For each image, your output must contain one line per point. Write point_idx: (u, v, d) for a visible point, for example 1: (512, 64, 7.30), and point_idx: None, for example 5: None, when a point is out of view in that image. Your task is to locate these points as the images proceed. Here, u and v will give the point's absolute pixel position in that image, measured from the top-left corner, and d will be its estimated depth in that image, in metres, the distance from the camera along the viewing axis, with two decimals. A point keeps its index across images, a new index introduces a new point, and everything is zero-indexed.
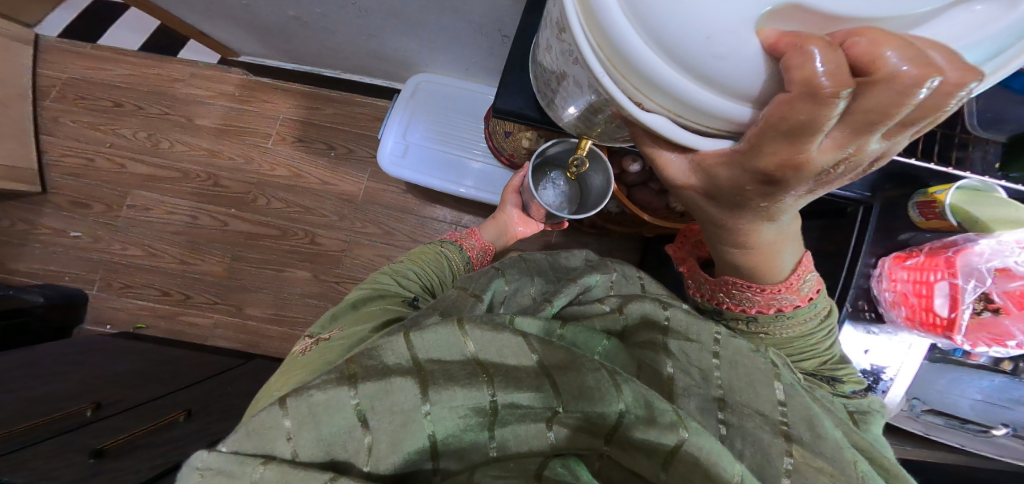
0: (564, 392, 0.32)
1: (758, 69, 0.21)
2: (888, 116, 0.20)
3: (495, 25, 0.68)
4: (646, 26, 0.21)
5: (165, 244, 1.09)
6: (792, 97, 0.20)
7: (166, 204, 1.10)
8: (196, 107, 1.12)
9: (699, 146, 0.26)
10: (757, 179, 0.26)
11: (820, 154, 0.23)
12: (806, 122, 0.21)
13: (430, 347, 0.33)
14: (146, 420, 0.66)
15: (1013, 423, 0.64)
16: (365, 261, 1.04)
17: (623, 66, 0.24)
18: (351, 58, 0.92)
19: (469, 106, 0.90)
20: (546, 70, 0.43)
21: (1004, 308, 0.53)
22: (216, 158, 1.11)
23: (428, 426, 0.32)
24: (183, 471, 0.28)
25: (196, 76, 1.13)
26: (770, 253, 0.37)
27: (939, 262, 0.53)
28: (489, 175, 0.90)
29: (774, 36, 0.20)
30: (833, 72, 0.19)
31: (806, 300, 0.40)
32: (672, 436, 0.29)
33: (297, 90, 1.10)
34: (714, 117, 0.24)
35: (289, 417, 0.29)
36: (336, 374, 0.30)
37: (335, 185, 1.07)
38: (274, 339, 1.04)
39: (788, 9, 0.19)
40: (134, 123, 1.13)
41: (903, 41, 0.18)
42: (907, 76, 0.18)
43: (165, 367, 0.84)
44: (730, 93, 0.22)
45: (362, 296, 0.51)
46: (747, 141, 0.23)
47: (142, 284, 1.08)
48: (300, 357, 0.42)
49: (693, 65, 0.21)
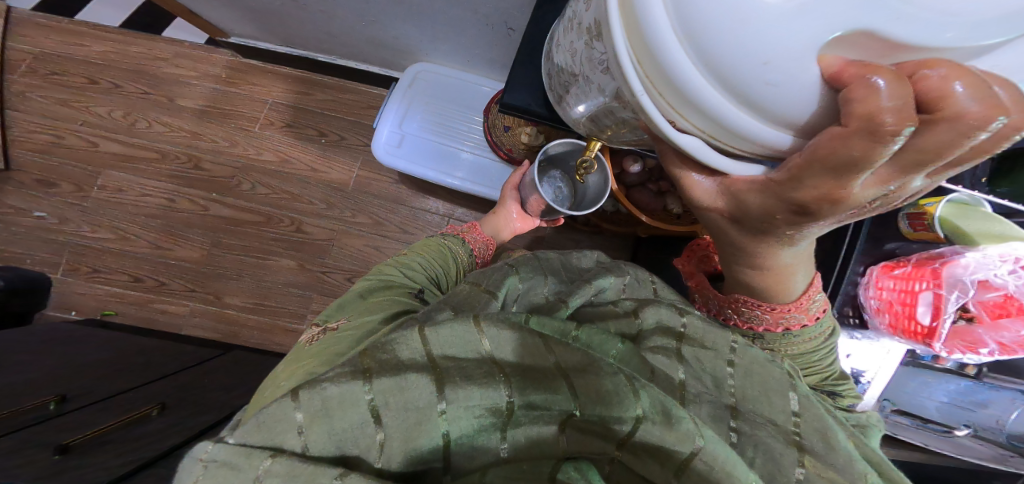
0: (581, 395, 0.32)
1: (815, 96, 0.20)
2: (938, 155, 0.21)
3: (501, 18, 0.66)
4: (699, 46, 0.20)
5: (140, 228, 1.04)
6: (849, 132, 0.20)
7: (142, 186, 1.04)
8: (176, 85, 1.06)
9: (729, 170, 0.28)
10: (789, 208, 0.27)
11: (864, 189, 0.24)
12: (857, 159, 0.21)
13: (443, 344, 0.32)
14: (116, 414, 0.63)
15: (974, 424, 0.67)
16: (353, 252, 1.01)
17: (664, 85, 0.23)
18: (347, 43, 0.89)
19: (467, 97, 0.88)
20: (563, 71, 0.42)
21: (977, 317, 0.55)
22: (196, 140, 1.05)
23: (442, 425, 0.31)
24: (186, 463, 0.28)
25: (178, 54, 1.07)
26: (783, 274, 0.38)
27: (925, 272, 0.54)
28: (484, 167, 0.88)
29: (837, 64, 0.20)
30: (899, 110, 0.19)
31: (814, 319, 0.41)
32: (687, 445, 0.29)
33: (287, 73, 1.06)
34: (756, 143, 0.24)
35: (300, 410, 0.28)
36: (349, 368, 0.30)
37: (324, 172, 1.03)
38: (255, 330, 1.01)
39: (856, 35, 0.19)
40: (107, 99, 1.06)
41: (973, 77, 0.19)
42: (974, 116, 0.19)
43: (138, 359, 0.80)
44: (776, 120, 0.22)
45: (367, 287, 0.50)
46: (789, 171, 0.24)
47: (114, 269, 1.03)
48: (308, 346, 0.41)
49: (744, 89, 0.21)
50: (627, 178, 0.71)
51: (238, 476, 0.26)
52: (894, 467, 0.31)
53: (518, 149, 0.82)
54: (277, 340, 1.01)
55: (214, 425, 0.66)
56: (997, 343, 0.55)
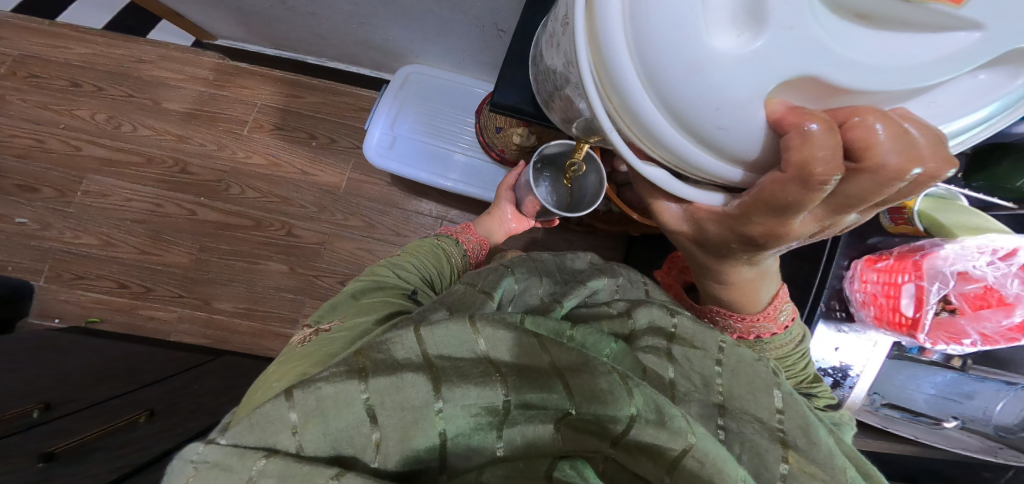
0: (576, 394, 0.32)
1: (759, 136, 0.22)
2: (863, 200, 0.22)
3: (492, 20, 0.67)
4: (658, 91, 0.22)
5: (126, 233, 1.02)
6: (786, 179, 0.22)
7: (128, 190, 1.03)
8: (163, 89, 1.05)
9: (692, 197, 0.29)
10: (740, 239, 0.29)
11: (802, 226, 0.25)
12: (794, 202, 0.22)
13: (439, 342, 0.32)
14: (105, 420, 0.62)
15: (962, 416, 0.69)
16: (346, 255, 1.01)
17: (630, 120, 0.25)
18: (338, 45, 0.88)
19: (457, 99, 0.88)
20: (547, 75, 0.43)
21: (959, 308, 0.56)
22: (184, 143, 1.04)
23: (439, 423, 0.31)
24: (174, 464, 0.27)
25: (165, 57, 1.06)
26: (749, 287, 0.39)
27: (908, 265, 0.56)
28: (475, 169, 0.88)
29: (780, 110, 0.21)
30: (828, 157, 0.20)
31: (783, 328, 0.42)
32: (678, 441, 0.29)
33: (277, 76, 1.05)
34: (708, 175, 0.25)
35: (295, 410, 0.28)
36: (344, 367, 0.30)
37: (315, 175, 1.03)
38: (246, 335, 1.00)
39: (799, 80, 0.20)
40: (92, 104, 1.05)
41: (897, 127, 0.20)
42: (890, 168, 0.20)
43: (127, 366, 0.79)
44: (729, 159, 0.24)
45: (361, 287, 0.50)
46: (738, 209, 0.26)
47: (99, 275, 1.01)
48: (300, 347, 0.41)
49: (699, 130, 0.22)
50: (618, 176, 0.72)
51: (231, 476, 0.26)
52: (870, 463, 0.31)
53: (509, 150, 0.81)
54: (269, 346, 1.00)
55: (203, 431, 0.65)
56: (979, 333, 0.56)
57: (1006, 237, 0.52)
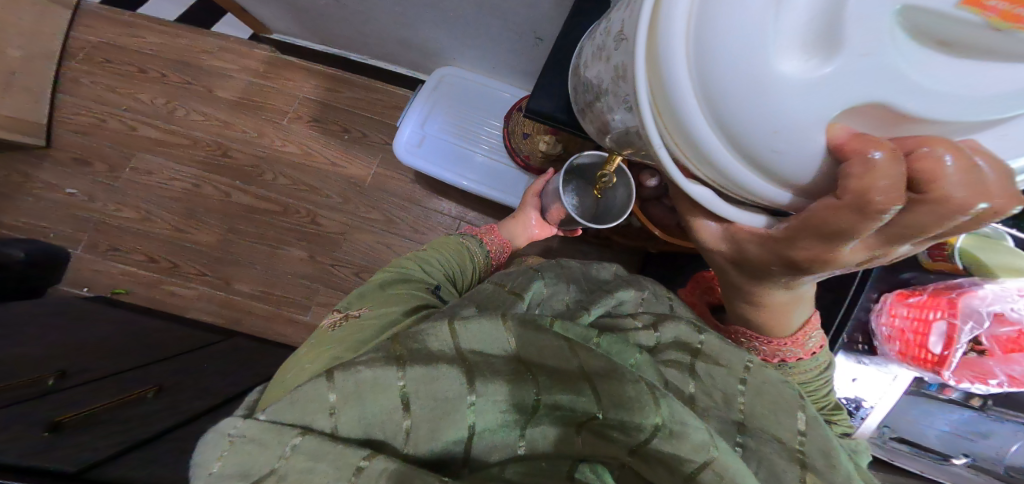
0: (603, 399, 0.33)
1: (816, 162, 0.23)
2: (921, 231, 0.23)
3: (531, 28, 0.68)
4: (716, 113, 0.22)
5: (161, 210, 1.06)
6: (843, 205, 0.22)
7: (169, 169, 1.07)
8: (218, 78, 1.09)
9: (737, 219, 0.30)
10: (782, 262, 0.29)
11: (850, 254, 0.26)
12: (846, 228, 0.23)
13: (472, 338, 0.34)
14: (111, 395, 0.63)
15: (973, 454, 0.67)
16: (365, 248, 1.03)
17: (681, 138, 0.25)
18: (380, 44, 0.91)
19: (488, 103, 0.90)
20: (588, 87, 0.44)
21: (989, 350, 0.55)
22: (227, 129, 1.08)
23: (470, 416, 0.32)
24: (211, 435, 0.29)
25: (225, 49, 1.11)
26: (783, 310, 0.39)
27: (941, 301, 0.55)
28: (497, 171, 0.89)
29: (843, 135, 0.21)
30: (888, 189, 0.21)
31: (810, 354, 0.42)
32: (701, 454, 0.30)
33: (319, 70, 1.08)
34: (758, 197, 0.26)
35: (335, 391, 0.30)
36: (383, 355, 0.32)
37: (344, 167, 1.05)
38: (260, 317, 1.02)
39: (867, 106, 0.21)
40: (151, 89, 1.10)
41: (966, 161, 0.20)
42: (955, 201, 0.21)
43: (144, 340, 0.81)
44: (779, 181, 0.25)
45: (387, 279, 0.52)
46: (784, 232, 0.27)
47: (130, 248, 1.05)
48: (330, 331, 0.43)
49: (754, 152, 0.23)
50: (644, 191, 0.72)
51: (266, 450, 0.28)
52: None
53: (535, 156, 0.83)
54: (281, 331, 1.01)
55: (215, 408, 0.66)
56: (1006, 375, 0.55)
57: None
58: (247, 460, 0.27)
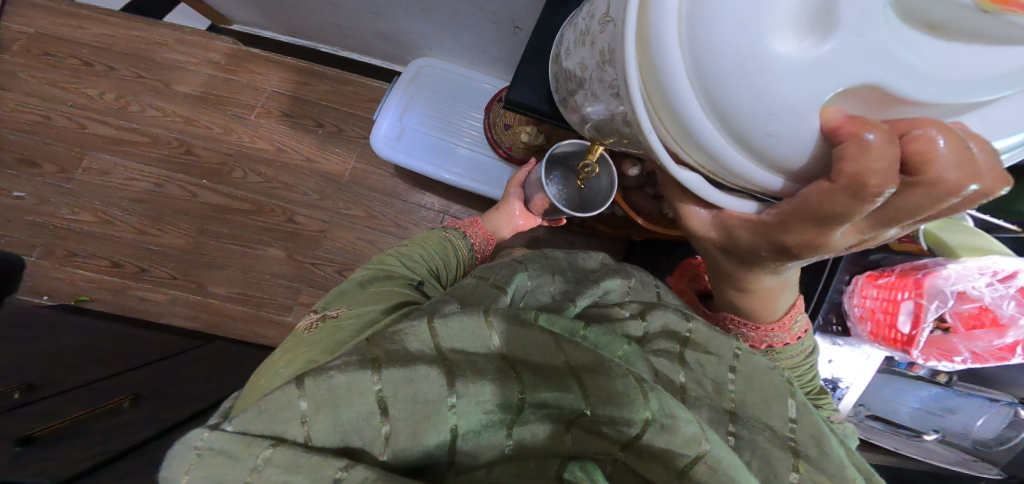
0: (591, 396, 0.32)
1: (810, 146, 0.22)
2: (911, 214, 0.23)
3: (509, 17, 0.67)
4: (709, 94, 0.22)
5: (123, 212, 1.00)
6: (837, 189, 0.22)
7: (129, 169, 1.01)
8: (174, 72, 1.04)
9: (726, 206, 0.30)
10: (773, 248, 0.29)
11: (841, 238, 0.26)
12: (841, 213, 0.23)
13: (453, 336, 0.33)
14: (83, 405, 0.61)
15: (943, 430, 0.71)
16: (345, 245, 1.00)
17: (670, 120, 0.25)
18: (353, 35, 0.88)
19: (467, 94, 0.88)
20: (569, 76, 0.43)
21: (953, 327, 0.58)
22: (191, 126, 1.03)
23: (452, 419, 0.31)
24: (177, 448, 0.27)
25: (179, 41, 1.05)
26: (770, 296, 0.40)
27: (908, 282, 0.57)
28: (479, 163, 0.88)
29: (837, 119, 0.21)
30: (884, 171, 0.21)
31: (796, 338, 0.43)
32: (692, 448, 0.30)
33: (288, 63, 1.04)
34: (749, 183, 0.26)
35: (305, 399, 0.28)
36: (357, 357, 0.30)
37: (319, 163, 1.02)
38: (237, 320, 0.99)
39: (862, 89, 0.21)
40: (102, 83, 1.04)
41: (959, 142, 0.20)
42: (947, 183, 0.21)
43: (113, 348, 0.78)
44: (771, 166, 0.24)
45: (368, 276, 0.50)
46: (777, 217, 0.27)
47: (92, 253, 0.99)
48: (306, 333, 0.42)
49: (747, 136, 0.23)
50: (626, 181, 0.73)
51: (236, 464, 0.26)
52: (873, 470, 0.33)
53: (517, 148, 0.82)
54: (260, 333, 0.98)
55: (192, 416, 0.64)
56: (969, 352, 0.58)
57: (1007, 260, 0.54)
58: (216, 475, 0.26)
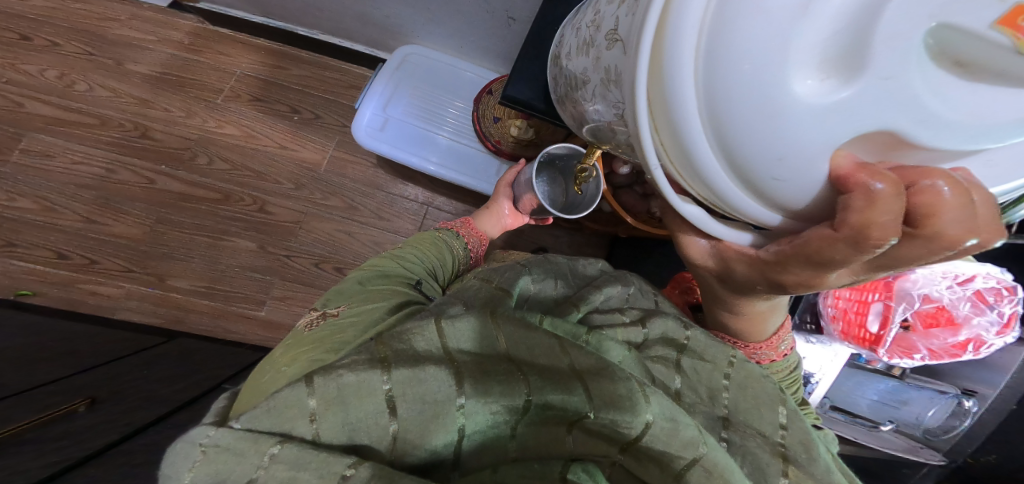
0: (596, 398, 0.31)
1: (815, 188, 0.22)
2: (905, 262, 0.23)
3: (503, 6, 0.65)
4: (721, 135, 0.21)
5: (69, 200, 0.92)
6: (840, 238, 0.22)
7: (75, 153, 0.92)
8: (127, 48, 0.95)
9: (724, 237, 0.30)
10: (768, 283, 0.30)
11: (836, 279, 0.26)
12: (840, 260, 0.24)
13: (459, 337, 0.33)
14: (37, 406, 0.56)
15: (898, 421, 0.75)
16: (323, 236, 0.95)
17: (678, 157, 0.24)
18: (333, 16, 0.83)
19: (455, 84, 0.84)
20: (572, 80, 0.41)
21: (913, 325, 0.61)
22: (146, 107, 0.94)
23: (460, 418, 0.31)
24: (180, 447, 0.27)
25: (135, 17, 0.96)
26: (758, 319, 0.41)
27: (879, 285, 0.61)
28: (461, 154, 0.84)
29: (847, 165, 0.20)
30: (889, 223, 0.21)
31: (781, 356, 0.44)
32: (689, 451, 0.29)
33: (260, 44, 0.97)
34: (749, 217, 0.26)
35: (314, 397, 0.28)
36: (366, 356, 0.30)
37: (294, 150, 0.96)
38: (204, 315, 0.93)
39: (876, 134, 0.20)
40: (41, 58, 0.93)
41: (965, 197, 0.20)
42: (948, 237, 0.21)
43: (62, 347, 0.72)
44: (775, 206, 0.24)
45: (367, 276, 0.49)
46: (775, 255, 0.27)
47: (33, 243, 0.90)
48: (307, 331, 0.41)
49: (756, 178, 0.22)
50: (616, 179, 0.72)
51: (243, 460, 0.26)
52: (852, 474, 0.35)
53: (506, 141, 0.79)
54: (230, 328, 0.93)
55: (156, 421, 0.59)
56: (928, 349, 0.61)
57: (969, 265, 0.57)
58: (221, 472, 0.25)
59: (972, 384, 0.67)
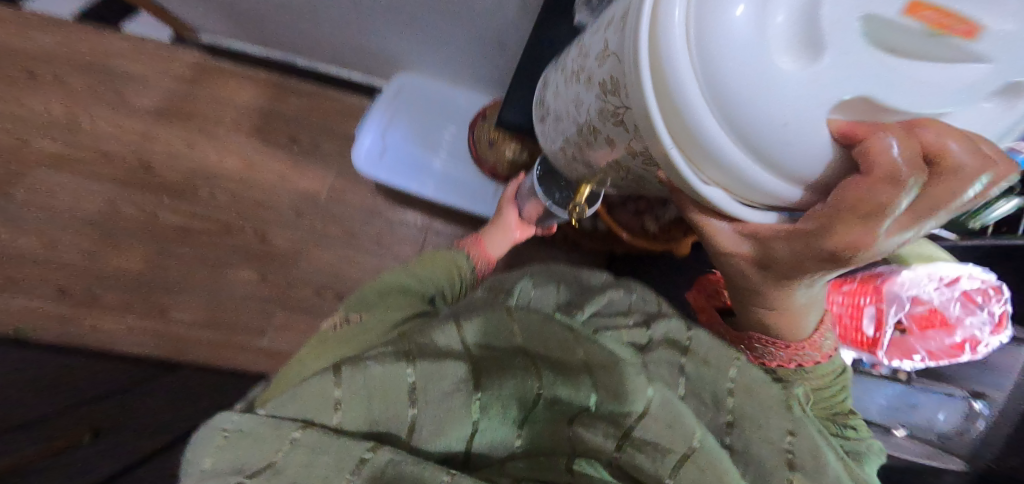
0: (599, 389, 0.32)
1: (826, 150, 0.22)
2: (942, 208, 0.21)
3: (494, 35, 0.68)
4: (723, 107, 0.21)
5: (70, 235, 0.93)
6: (874, 181, 0.21)
7: (78, 189, 0.94)
8: (129, 83, 0.98)
9: (749, 219, 0.28)
10: (820, 262, 0.26)
11: (888, 241, 0.22)
12: (885, 208, 0.21)
13: (478, 333, 0.34)
14: None
15: (910, 425, 0.71)
16: (324, 265, 0.96)
17: (687, 139, 0.24)
18: (331, 48, 0.86)
19: (452, 110, 0.87)
20: (559, 109, 0.44)
21: (908, 328, 0.61)
22: (149, 142, 0.97)
23: (474, 413, 0.31)
24: (206, 431, 0.27)
25: (137, 51, 0.98)
26: (796, 315, 0.38)
27: (869, 289, 0.61)
28: (456, 179, 0.88)
29: (843, 126, 0.21)
30: (907, 157, 0.20)
31: (826, 356, 0.42)
32: (682, 445, 0.28)
33: (260, 76, 1.00)
34: (766, 194, 0.25)
35: (341, 388, 0.28)
36: (392, 351, 0.31)
37: (295, 181, 0.98)
38: (206, 346, 0.92)
39: (854, 102, 0.21)
40: (46, 95, 0.96)
41: (962, 137, 0.21)
42: (967, 170, 0.20)
43: None
44: (790, 177, 0.23)
45: (387, 284, 0.50)
46: (813, 225, 0.24)
47: (34, 280, 0.91)
48: (331, 331, 0.42)
49: (767, 145, 0.21)
50: (609, 197, 0.74)
51: (262, 446, 0.25)
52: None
53: (501, 165, 0.80)
54: (231, 358, 0.92)
55: None
56: (927, 350, 0.61)
57: (952, 266, 0.57)
58: (239, 458, 0.25)
59: (978, 386, 0.65)
